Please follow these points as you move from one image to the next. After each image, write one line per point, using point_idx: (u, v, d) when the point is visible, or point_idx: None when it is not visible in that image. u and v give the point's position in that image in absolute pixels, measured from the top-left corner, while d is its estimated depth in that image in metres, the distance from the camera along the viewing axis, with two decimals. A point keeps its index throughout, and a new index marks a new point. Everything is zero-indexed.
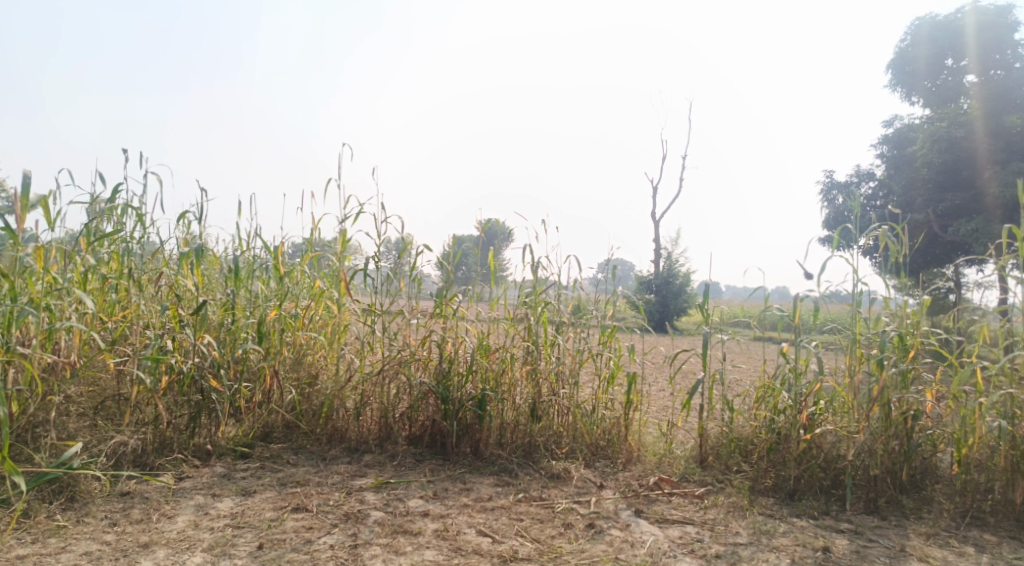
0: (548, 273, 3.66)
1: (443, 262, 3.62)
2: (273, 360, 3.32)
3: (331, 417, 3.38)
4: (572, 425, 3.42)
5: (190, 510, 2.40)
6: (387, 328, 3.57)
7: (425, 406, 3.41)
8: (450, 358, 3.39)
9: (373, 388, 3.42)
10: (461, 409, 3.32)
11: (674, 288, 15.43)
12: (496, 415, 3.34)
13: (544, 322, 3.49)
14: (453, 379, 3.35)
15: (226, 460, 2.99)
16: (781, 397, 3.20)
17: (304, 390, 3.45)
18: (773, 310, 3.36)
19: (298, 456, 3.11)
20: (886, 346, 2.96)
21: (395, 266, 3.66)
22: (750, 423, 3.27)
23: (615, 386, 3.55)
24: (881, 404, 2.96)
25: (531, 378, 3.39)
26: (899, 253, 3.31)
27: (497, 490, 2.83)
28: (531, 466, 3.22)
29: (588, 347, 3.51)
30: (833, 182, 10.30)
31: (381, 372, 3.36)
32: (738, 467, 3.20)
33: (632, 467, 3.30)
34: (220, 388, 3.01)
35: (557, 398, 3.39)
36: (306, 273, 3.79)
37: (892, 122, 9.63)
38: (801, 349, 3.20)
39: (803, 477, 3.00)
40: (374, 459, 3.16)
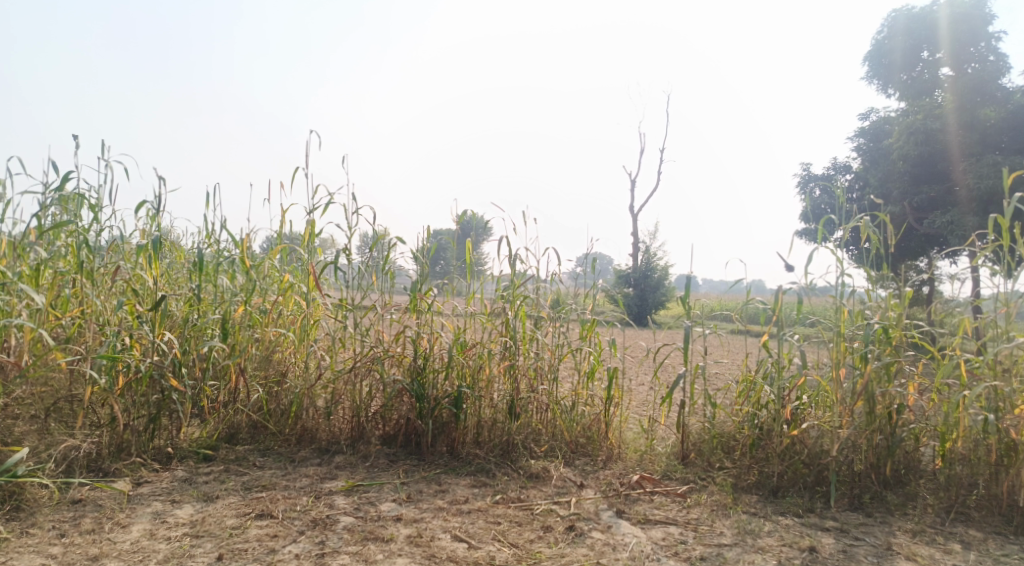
0: (525, 265, 3.54)
1: (417, 256, 3.49)
2: (239, 358, 3.19)
3: (301, 417, 3.25)
4: (551, 422, 3.33)
5: (146, 518, 2.26)
6: (359, 324, 3.44)
7: (398, 405, 3.29)
8: (425, 355, 3.28)
9: (345, 386, 3.29)
10: (436, 408, 3.21)
11: (652, 282, 15.41)
12: (473, 413, 3.24)
13: (521, 317, 3.37)
14: (428, 376, 3.24)
15: (189, 463, 2.85)
16: (763, 392, 3.15)
17: (272, 390, 3.29)
18: (756, 303, 3.29)
19: (266, 458, 2.98)
20: (871, 340, 2.90)
21: (367, 259, 3.53)
22: (733, 418, 3.20)
23: (595, 381, 3.46)
24: (865, 399, 2.92)
25: (508, 374, 3.28)
26: (882, 244, 3.25)
27: (474, 491, 2.72)
28: (509, 466, 3.12)
29: (568, 342, 3.41)
30: (810, 175, 10.33)
31: (353, 370, 3.24)
32: (720, 464, 3.13)
33: (614, 465, 3.21)
34: (181, 388, 2.85)
35: (536, 394, 3.29)
36: (274, 266, 3.65)
37: (869, 114, 9.65)
38: (784, 342, 3.14)
39: (786, 473, 2.94)
40: (346, 460, 3.03)
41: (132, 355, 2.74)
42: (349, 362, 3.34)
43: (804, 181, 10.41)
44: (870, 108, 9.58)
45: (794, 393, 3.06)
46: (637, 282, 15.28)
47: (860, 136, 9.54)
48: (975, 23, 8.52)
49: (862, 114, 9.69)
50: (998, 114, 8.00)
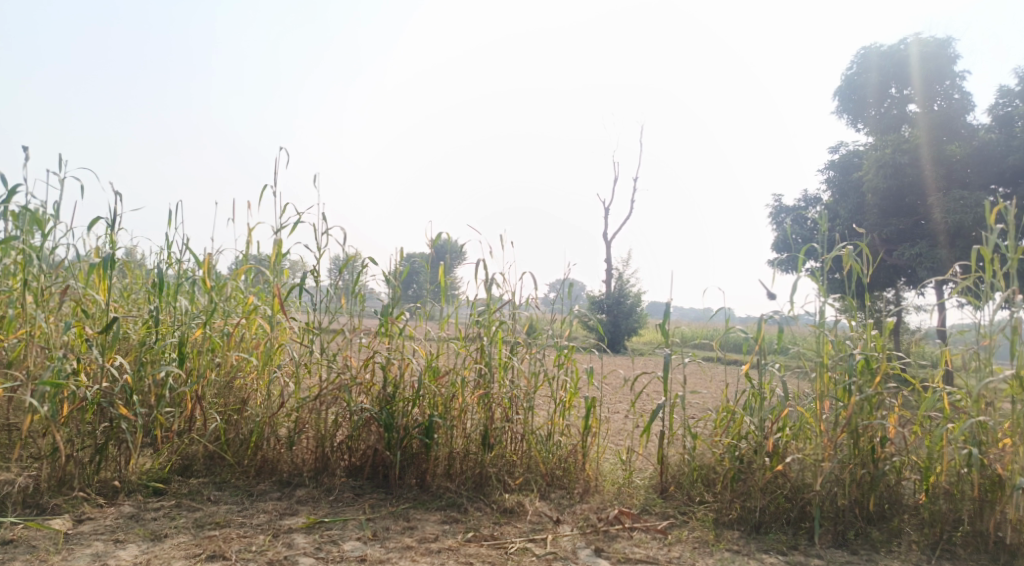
0: (502, 290, 3.44)
1: (389, 278, 3.36)
2: (198, 384, 3.03)
3: (261, 447, 3.07)
4: (526, 453, 3.20)
5: (85, 560, 2.08)
6: (326, 349, 3.27)
7: (366, 435, 3.13)
8: (395, 382, 3.14)
9: (310, 415, 3.12)
10: (406, 438, 3.06)
11: (625, 308, 15.38)
12: (445, 443, 3.09)
13: (498, 343, 3.27)
14: (398, 404, 3.10)
15: (137, 497, 2.65)
16: (743, 423, 3.07)
17: (231, 418, 3.12)
18: (738, 331, 3.21)
19: (222, 491, 2.79)
20: (854, 371, 2.85)
21: (336, 281, 3.39)
22: (712, 450, 3.09)
23: (572, 410, 3.35)
24: (848, 431, 2.86)
25: (482, 403, 3.15)
26: (863, 272, 3.22)
27: (444, 528, 2.57)
28: (482, 500, 2.98)
29: (544, 370, 3.30)
30: (782, 205, 10.45)
31: (318, 398, 3.08)
32: (701, 498, 3.03)
33: (591, 499, 3.09)
34: (131, 417, 2.66)
35: (511, 424, 3.18)
36: (238, 288, 3.50)
37: (838, 147, 9.84)
38: (765, 372, 3.07)
39: (769, 508, 2.85)
40: (308, 494, 2.86)
41: (77, 381, 2.55)
42: (315, 389, 3.18)
43: (776, 210, 10.53)
44: (839, 141, 9.79)
45: (776, 425, 2.96)
46: (611, 309, 15.27)
47: (829, 168, 9.71)
48: (941, 61, 8.75)
49: (832, 146, 9.87)
50: (965, 149, 8.18)
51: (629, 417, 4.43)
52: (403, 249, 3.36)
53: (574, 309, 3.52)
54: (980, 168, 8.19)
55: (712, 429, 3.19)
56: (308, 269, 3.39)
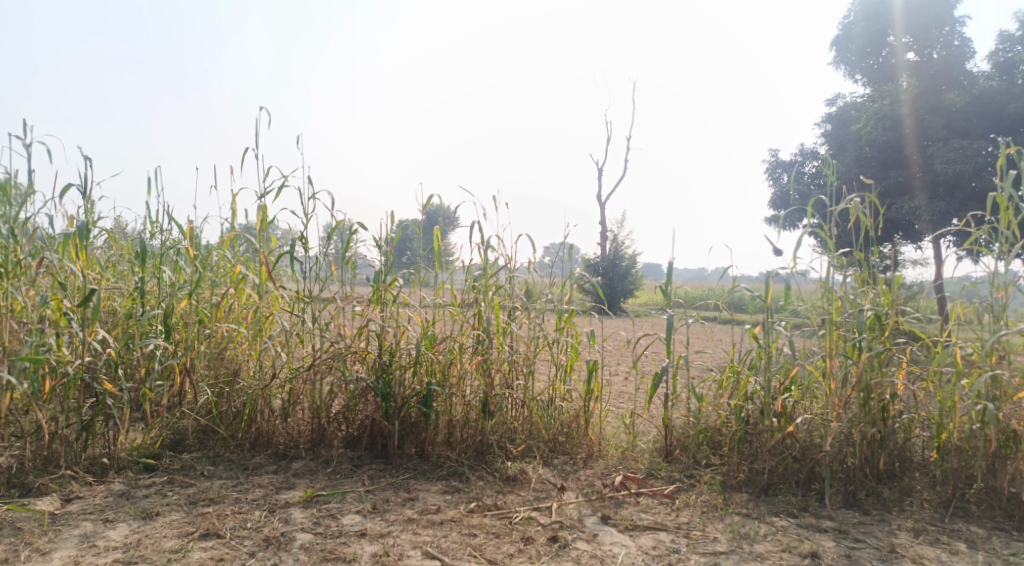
0: (498, 253, 3.31)
1: (380, 244, 3.22)
2: (186, 357, 2.92)
3: (255, 420, 2.98)
4: (528, 419, 3.13)
5: (72, 542, 1.99)
6: (317, 318, 3.16)
7: (363, 405, 3.05)
8: (391, 350, 3.04)
9: (304, 386, 3.03)
10: (404, 407, 2.98)
11: (621, 270, 15.29)
12: (444, 412, 3.00)
13: (495, 308, 3.17)
14: (395, 373, 3.01)
15: (127, 474, 2.57)
16: (749, 384, 3.00)
17: (222, 391, 3.02)
18: (745, 291, 3.10)
19: (216, 466, 2.71)
20: (864, 329, 2.77)
21: (325, 248, 3.25)
22: (719, 412, 3.03)
23: (573, 375, 3.27)
24: (859, 390, 2.79)
25: (482, 369, 3.06)
26: (871, 226, 3.11)
27: (446, 499, 2.50)
28: (484, 469, 2.90)
29: (544, 335, 3.20)
30: (778, 162, 10.29)
31: (312, 368, 2.98)
32: (707, 461, 2.96)
33: (594, 464, 3.02)
34: (116, 392, 2.55)
35: (511, 391, 3.08)
36: (224, 257, 3.37)
37: (835, 101, 9.64)
38: (772, 331, 2.98)
39: (777, 469, 2.79)
40: (304, 466, 2.77)
41: (58, 356, 2.44)
42: (311, 358, 3.08)
43: (772, 167, 10.36)
44: (836, 95, 9.59)
45: (783, 384, 2.91)
46: (606, 271, 15.18)
47: (826, 122, 9.53)
48: (940, 8, 8.49)
49: (829, 100, 9.67)
50: (965, 99, 8.03)
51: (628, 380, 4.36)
52: (394, 213, 3.21)
53: (572, 272, 3.40)
54: (981, 119, 8.03)
55: (716, 390, 3.13)
56: (296, 235, 3.25)
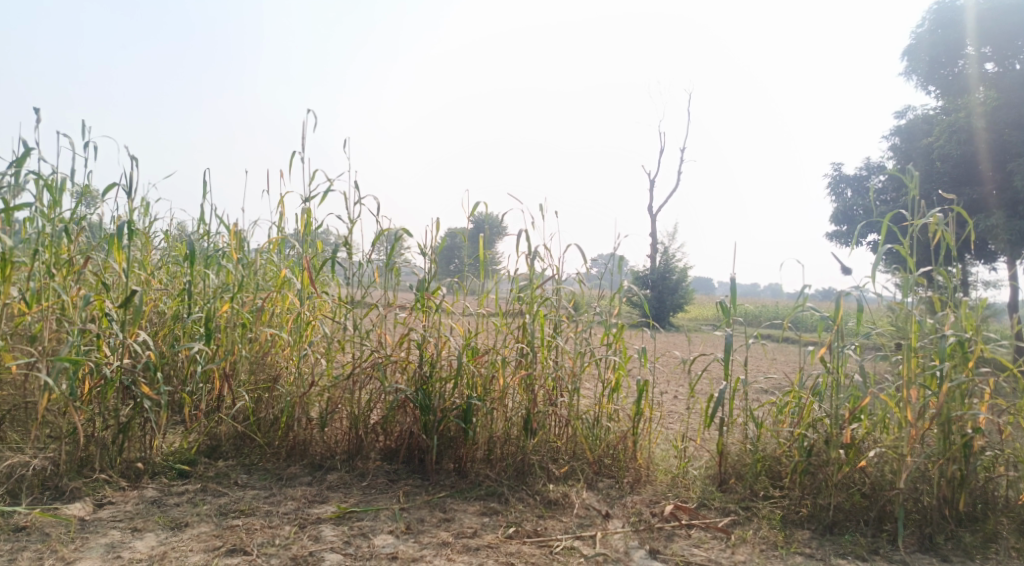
0: (545, 263, 3.17)
1: (424, 250, 3.12)
2: (226, 362, 2.88)
3: (292, 428, 2.90)
4: (572, 438, 2.98)
5: (99, 552, 1.94)
6: (358, 326, 3.08)
7: (402, 417, 2.95)
8: (432, 362, 2.94)
9: (342, 395, 2.95)
10: (443, 421, 2.86)
11: (671, 284, 14.94)
12: (485, 428, 2.88)
13: (541, 320, 3.02)
14: (435, 385, 2.90)
15: (161, 480, 2.53)
16: (813, 410, 2.79)
17: (261, 397, 2.97)
18: (811, 310, 2.88)
19: (251, 475, 2.64)
20: (946, 355, 2.52)
21: (369, 254, 3.18)
22: (780, 440, 2.82)
23: (621, 393, 3.11)
24: (938, 423, 2.54)
25: (525, 384, 2.93)
26: (954, 242, 2.85)
27: (484, 522, 2.37)
28: (524, 490, 2.76)
29: (591, 350, 3.04)
30: (841, 175, 9.86)
31: (351, 377, 2.90)
32: (766, 493, 2.75)
33: (642, 490, 2.84)
34: (153, 395, 2.52)
35: (555, 408, 2.94)
36: (269, 260, 3.34)
37: (905, 112, 9.18)
38: (840, 354, 2.77)
39: (844, 505, 2.57)
40: (339, 479, 2.68)
41: (98, 358, 2.42)
42: (351, 367, 3.00)
43: (835, 181, 9.93)
44: (906, 105, 9.13)
45: (855, 414, 2.68)
46: (655, 284, 14.86)
47: (894, 134, 9.08)
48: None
49: (898, 111, 9.21)
50: None
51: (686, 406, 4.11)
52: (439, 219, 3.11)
53: (623, 285, 3.24)
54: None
55: (776, 416, 2.94)
56: (340, 240, 3.19)
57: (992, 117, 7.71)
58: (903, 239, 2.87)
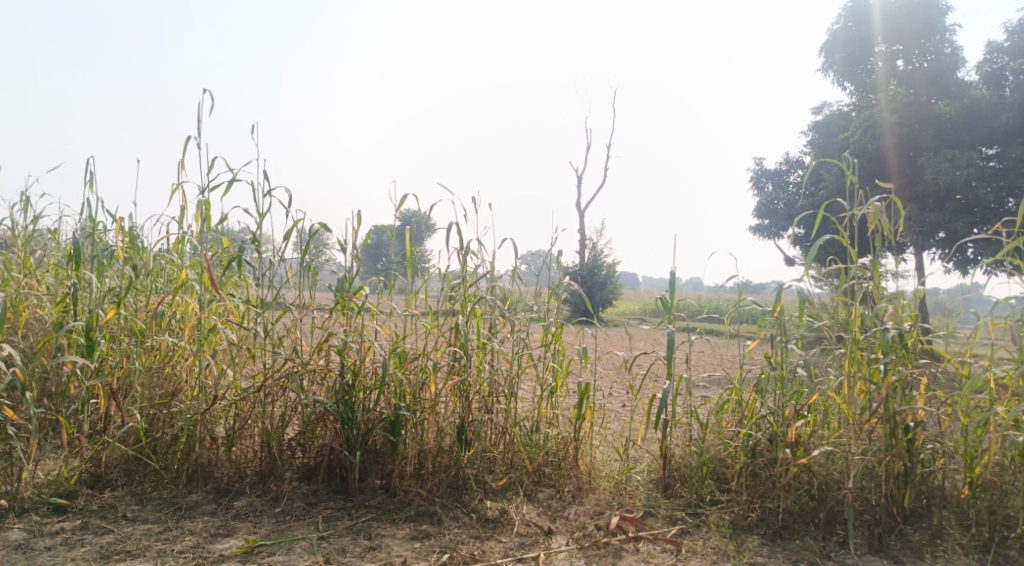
0: (478, 259, 2.95)
1: (345, 246, 2.83)
2: (114, 377, 2.51)
3: (192, 449, 2.56)
4: (509, 448, 2.77)
5: None
6: (270, 331, 2.75)
7: (322, 432, 2.66)
8: (355, 370, 2.67)
9: (252, 409, 2.64)
10: (368, 434, 2.61)
11: (599, 279, 15.00)
12: (415, 441, 2.63)
13: (475, 321, 2.79)
14: (358, 395, 2.64)
15: (32, 519, 2.16)
16: (757, 410, 2.69)
17: (158, 415, 2.61)
18: (754, 305, 2.78)
19: (143, 506, 2.31)
20: (889, 348, 2.40)
21: (281, 252, 2.82)
22: (726, 442, 2.70)
23: (560, 397, 2.93)
24: (885, 418, 2.42)
25: (458, 391, 2.70)
26: (892, 232, 2.77)
27: (415, 549, 2.14)
28: (459, 508, 2.53)
29: (528, 351, 2.84)
30: (763, 170, 10.08)
31: (263, 389, 2.60)
32: (713, 497, 2.62)
33: (584, 500, 2.66)
34: (20, 420, 2.15)
35: (491, 416, 2.72)
36: (169, 259, 2.98)
37: (822, 109, 9.47)
38: (783, 349, 2.67)
39: (793, 507, 2.47)
40: (247, 505, 2.38)
41: None
42: (263, 378, 2.68)
43: (756, 176, 10.16)
44: (824, 102, 9.42)
45: (801, 412, 2.57)
46: (584, 280, 14.87)
47: (812, 130, 9.37)
48: (932, 15, 8.32)
49: (816, 107, 9.49)
50: (956, 108, 7.89)
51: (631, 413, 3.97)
52: (361, 212, 2.83)
53: (560, 281, 3.07)
54: (972, 128, 7.89)
55: (718, 416, 2.83)
56: (249, 236, 2.86)
57: (903, 114, 8.02)
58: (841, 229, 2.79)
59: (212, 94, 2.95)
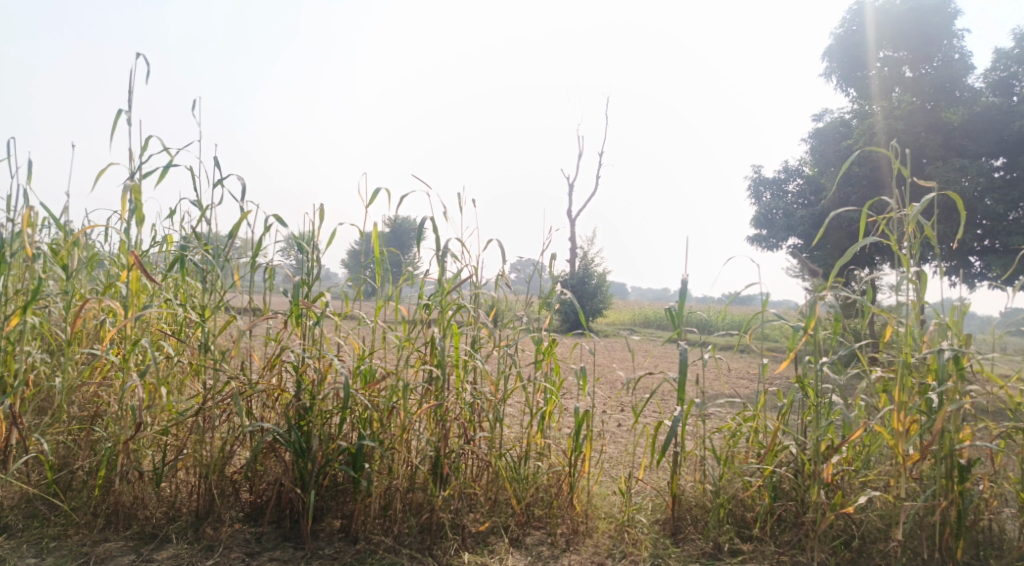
0: (459, 263, 2.54)
1: (304, 245, 2.42)
2: (16, 399, 2.11)
3: (112, 487, 2.15)
4: (494, 484, 2.37)
5: None
6: (212, 345, 2.33)
7: (270, 466, 2.26)
8: (312, 392, 2.27)
9: (188, 437, 2.24)
10: (326, 468, 2.21)
11: (589, 289, 14.65)
12: (380, 476, 2.23)
13: (453, 337, 2.38)
14: (313, 421, 2.25)
15: None
16: (781, 444, 2.31)
17: (73, 445, 2.21)
18: (781, 321, 2.36)
19: (41, 560, 1.95)
20: (945, 375, 2.03)
21: (227, 251, 2.39)
22: (746, 480, 2.32)
23: (554, 423, 2.54)
24: (941, 457, 2.03)
25: (434, 417, 2.30)
26: (936, 240, 2.36)
27: None
28: (431, 559, 2.12)
29: (516, 370, 2.45)
30: (761, 178, 9.79)
31: (199, 413, 2.19)
32: (732, 547, 2.23)
33: (580, 548, 2.26)
34: None
35: (472, 447, 2.32)
36: (100, 258, 2.55)
37: (822, 115, 9.17)
38: (815, 373, 2.27)
39: (829, 563, 2.08)
40: (172, 557, 2.01)
41: None
42: (203, 400, 2.27)
43: (754, 184, 9.85)
44: (825, 108, 9.12)
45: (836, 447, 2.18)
46: (576, 290, 14.51)
47: (813, 137, 9.06)
48: (939, 19, 8.03)
49: (817, 114, 9.18)
50: (963, 115, 7.57)
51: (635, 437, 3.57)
52: (324, 207, 2.43)
53: (553, 289, 2.67)
54: (979, 136, 7.57)
55: (734, 450, 2.45)
56: (190, 232, 2.43)
57: (910, 120, 7.71)
58: (879, 233, 2.38)
59: (144, 61, 2.56)
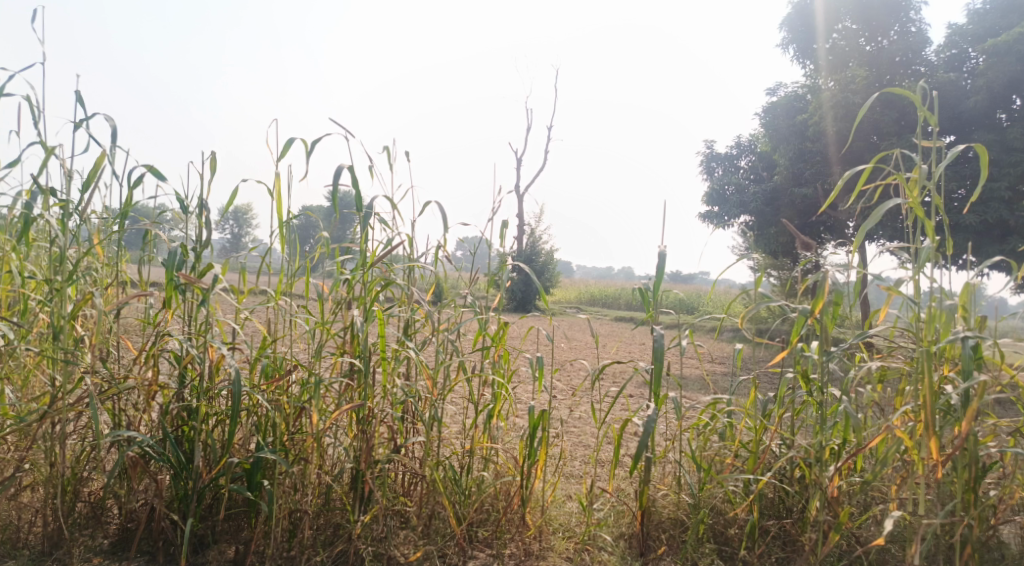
0: (388, 231, 2.07)
1: (186, 202, 1.90)
2: None
3: None
4: (430, 500, 1.94)
5: None
6: (65, 330, 1.80)
7: (143, 484, 1.77)
8: (198, 390, 1.78)
9: (28, 449, 1.72)
10: (216, 486, 1.74)
11: (538, 267, 14.30)
12: (284, 496, 1.77)
13: (378, 321, 1.91)
14: (198, 427, 1.76)
15: None
16: (772, 448, 1.96)
17: None
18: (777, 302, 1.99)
19: None
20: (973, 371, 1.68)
21: (83, 209, 1.86)
22: (730, 490, 1.96)
23: (504, 423, 2.12)
24: (963, 467, 1.70)
25: (355, 419, 1.85)
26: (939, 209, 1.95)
27: None
28: None
29: (457, 360, 2.01)
30: (714, 154, 9.59)
31: (41, 420, 1.68)
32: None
33: None
34: None
35: (403, 456, 1.88)
36: None
37: (777, 89, 8.96)
38: (816, 364, 1.92)
39: None
40: None
41: None
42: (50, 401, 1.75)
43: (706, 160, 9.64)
44: (779, 82, 8.90)
45: (840, 453, 1.83)
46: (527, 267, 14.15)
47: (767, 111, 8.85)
48: None
49: (771, 87, 8.96)
50: None
51: (596, 429, 3.22)
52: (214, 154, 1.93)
53: (504, 264, 2.23)
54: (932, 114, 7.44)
55: (714, 454, 2.08)
56: (39, 186, 1.90)
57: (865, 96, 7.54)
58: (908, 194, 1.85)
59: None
